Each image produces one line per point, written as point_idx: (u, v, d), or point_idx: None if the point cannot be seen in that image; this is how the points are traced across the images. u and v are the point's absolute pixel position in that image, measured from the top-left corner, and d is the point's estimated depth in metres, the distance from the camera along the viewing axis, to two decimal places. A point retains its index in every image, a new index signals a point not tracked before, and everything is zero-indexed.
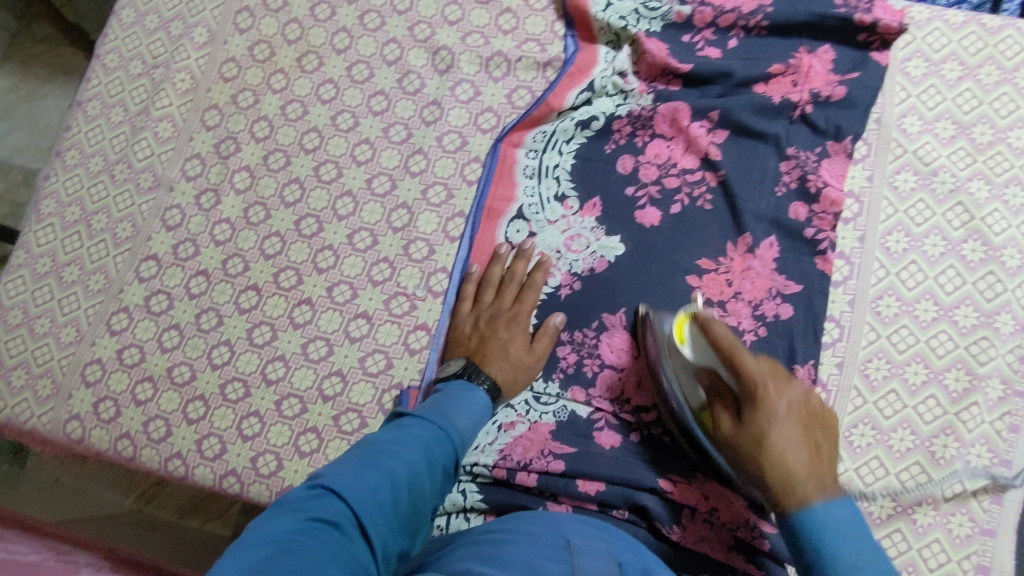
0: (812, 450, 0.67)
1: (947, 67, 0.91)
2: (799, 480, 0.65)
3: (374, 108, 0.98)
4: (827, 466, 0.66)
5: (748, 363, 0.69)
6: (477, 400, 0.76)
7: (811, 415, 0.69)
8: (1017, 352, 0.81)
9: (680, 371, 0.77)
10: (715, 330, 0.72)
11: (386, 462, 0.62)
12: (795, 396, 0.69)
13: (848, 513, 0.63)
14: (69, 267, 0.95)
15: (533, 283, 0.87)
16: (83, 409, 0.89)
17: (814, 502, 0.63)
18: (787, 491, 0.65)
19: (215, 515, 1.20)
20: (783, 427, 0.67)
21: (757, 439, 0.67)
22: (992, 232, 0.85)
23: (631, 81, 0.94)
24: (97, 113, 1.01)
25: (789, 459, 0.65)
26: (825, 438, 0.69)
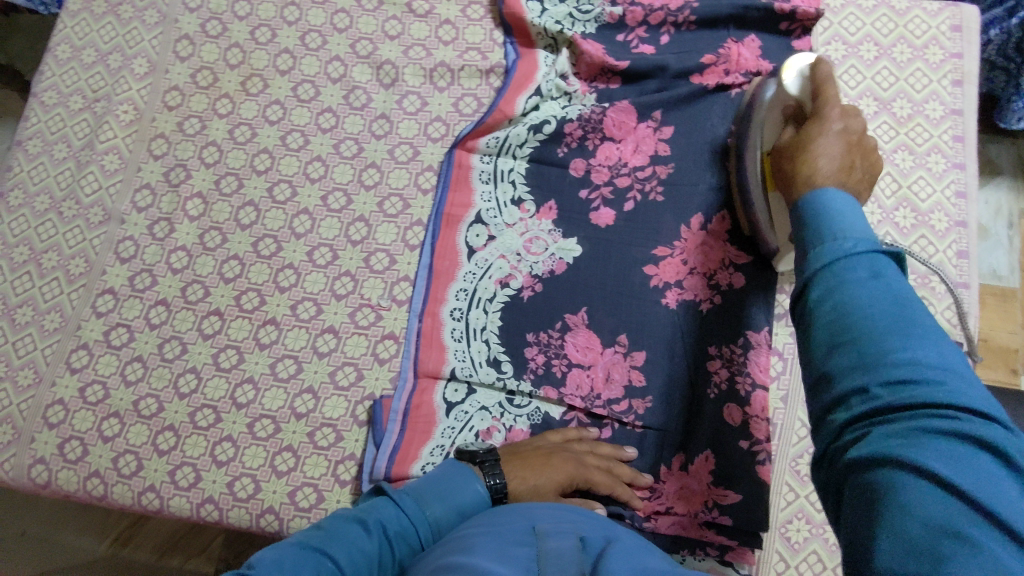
0: (847, 165, 0.62)
1: (864, 48, 0.97)
2: (821, 176, 0.61)
3: (323, 125, 0.99)
4: (855, 186, 0.61)
5: (830, 109, 0.67)
6: (466, 497, 0.68)
7: (859, 149, 0.65)
8: (953, 308, 0.86)
9: (772, 117, 0.81)
10: (821, 72, 0.71)
11: (329, 553, 0.58)
12: (834, 137, 0.65)
13: (861, 241, 0.50)
14: (22, 308, 0.93)
15: (615, 471, 0.79)
16: (47, 452, 0.87)
17: (833, 184, 0.57)
18: (801, 163, 0.64)
19: (197, 551, 1.17)
20: (821, 143, 0.64)
21: (797, 148, 0.66)
22: (919, 199, 0.91)
23: (573, 82, 0.98)
24: (39, 151, 0.99)
25: (816, 158, 0.63)
26: (864, 170, 0.64)
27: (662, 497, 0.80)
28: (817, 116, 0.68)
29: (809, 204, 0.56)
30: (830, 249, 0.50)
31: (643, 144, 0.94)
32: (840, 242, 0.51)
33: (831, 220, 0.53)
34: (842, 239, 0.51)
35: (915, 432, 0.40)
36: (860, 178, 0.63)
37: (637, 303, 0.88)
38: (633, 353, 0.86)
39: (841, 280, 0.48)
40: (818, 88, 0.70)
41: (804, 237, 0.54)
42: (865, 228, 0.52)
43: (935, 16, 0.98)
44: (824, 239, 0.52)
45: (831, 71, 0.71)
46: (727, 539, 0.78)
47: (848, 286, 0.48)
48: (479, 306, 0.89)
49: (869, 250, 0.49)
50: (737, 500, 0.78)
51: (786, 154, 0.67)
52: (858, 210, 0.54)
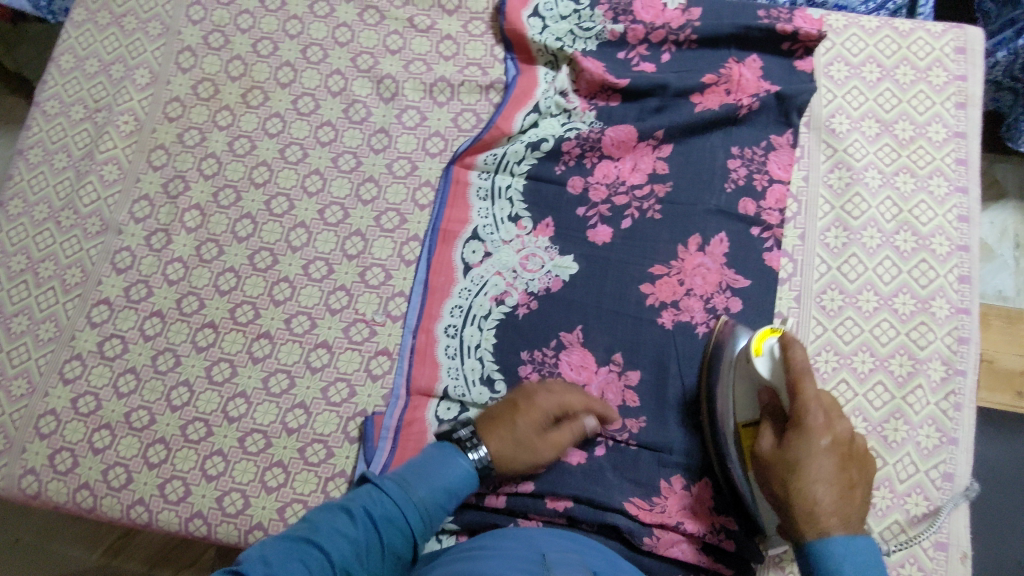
0: (845, 491, 0.65)
1: (867, 70, 0.96)
2: (823, 510, 0.64)
3: (322, 139, 0.99)
4: (857, 509, 0.65)
5: (809, 391, 0.67)
6: (448, 475, 0.71)
7: (852, 455, 0.67)
8: (955, 335, 0.85)
9: (739, 380, 0.75)
10: (794, 352, 0.70)
11: (317, 546, 0.63)
12: (825, 458, 0.65)
13: (854, 549, 0.62)
14: (18, 317, 0.93)
15: (587, 396, 0.81)
16: (38, 462, 0.87)
17: (834, 535, 0.63)
18: (809, 521, 0.64)
19: (188, 562, 1.16)
20: (818, 475, 0.65)
21: (794, 464, 0.66)
22: (920, 223, 0.89)
23: (573, 99, 0.98)
24: (39, 160, 1.00)
25: (814, 490, 0.64)
26: (861, 483, 0.67)
27: (662, 510, 0.78)
28: (802, 419, 0.67)
29: (817, 556, 0.63)
30: None
31: (642, 162, 0.94)
32: None
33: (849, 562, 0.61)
34: None
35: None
36: (862, 497, 0.66)
37: (633, 323, 0.87)
38: (628, 373, 0.85)
39: None
40: (794, 380, 0.68)
41: (812, 572, 0.64)
42: (875, 570, 0.61)
43: (939, 38, 0.97)
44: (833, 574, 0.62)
45: (805, 354, 0.70)
46: (723, 566, 0.76)
47: None
48: (474, 323, 0.89)
49: None
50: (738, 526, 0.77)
51: (778, 476, 0.67)
52: (868, 545, 0.63)
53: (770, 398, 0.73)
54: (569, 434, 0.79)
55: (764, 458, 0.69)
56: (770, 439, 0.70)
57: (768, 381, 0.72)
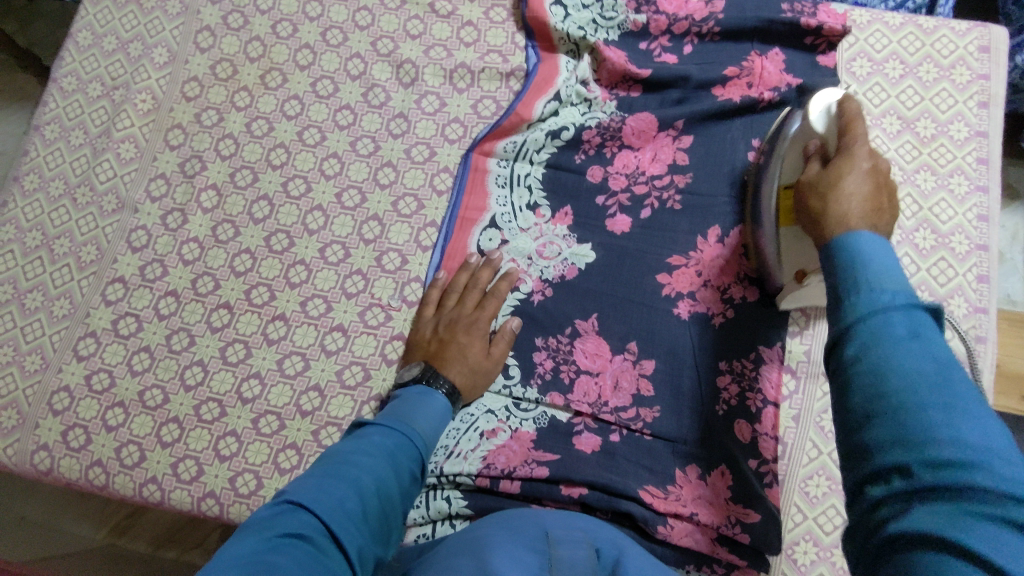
0: (876, 205, 0.60)
1: (889, 66, 0.96)
2: (853, 217, 0.58)
3: (340, 122, 0.99)
4: (886, 228, 0.59)
5: (857, 136, 0.65)
6: (437, 403, 0.77)
7: (888, 194, 0.61)
8: (972, 333, 0.85)
9: (789, 151, 0.77)
10: (846, 104, 0.69)
11: (351, 471, 0.62)
12: (862, 175, 0.61)
13: (898, 298, 0.48)
14: (32, 293, 0.93)
15: (497, 291, 0.87)
16: (50, 438, 0.87)
17: (862, 230, 0.56)
18: (823, 195, 0.62)
19: (194, 544, 1.17)
20: (848, 185, 0.61)
21: (827, 176, 0.63)
22: (940, 221, 0.90)
23: (593, 88, 0.97)
24: (55, 136, 0.99)
25: (846, 200, 0.59)
26: (892, 211, 0.61)
27: (679, 497, 0.78)
28: (847, 142, 0.65)
29: (838, 249, 0.55)
30: (866, 305, 0.49)
31: (661, 152, 0.93)
32: (878, 295, 0.49)
33: (863, 270, 0.51)
34: (878, 290, 0.49)
35: (966, 515, 0.38)
36: (890, 219, 0.60)
37: (648, 313, 0.87)
38: (642, 362, 0.85)
39: (881, 339, 0.47)
40: (846, 123, 0.67)
41: (833, 286, 0.53)
42: (896, 276, 0.50)
43: (964, 36, 0.96)
44: (857, 292, 0.50)
45: (859, 107, 0.68)
46: (737, 556, 0.76)
47: (883, 333, 0.47)
48: None
49: (911, 306, 0.48)
50: (756, 519, 0.76)
51: (812, 192, 0.64)
52: (894, 257, 0.52)
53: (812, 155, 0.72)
54: (502, 340, 0.85)
55: (803, 182, 0.66)
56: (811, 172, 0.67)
57: (807, 138, 0.74)
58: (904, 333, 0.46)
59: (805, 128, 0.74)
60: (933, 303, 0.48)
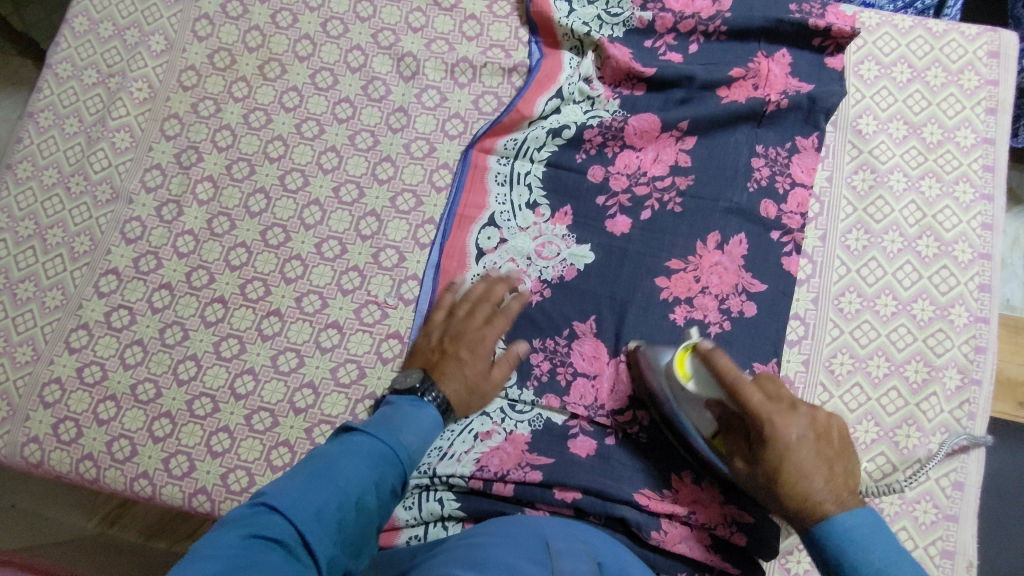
0: (830, 475, 0.65)
1: (897, 70, 0.95)
2: (821, 499, 0.63)
3: (339, 116, 0.97)
4: (847, 483, 0.65)
5: (752, 399, 0.66)
6: (433, 418, 0.70)
7: (827, 436, 0.67)
8: (971, 343, 0.85)
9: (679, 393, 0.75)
10: (716, 360, 0.68)
11: (332, 482, 0.58)
12: (805, 422, 0.67)
13: (892, 573, 0.58)
14: (24, 283, 0.92)
15: (508, 309, 0.82)
16: (41, 431, 0.86)
17: (833, 515, 0.62)
18: (797, 496, 0.64)
19: (184, 534, 1.17)
20: (801, 453, 0.65)
21: (774, 461, 0.66)
22: (943, 229, 0.89)
23: (596, 86, 0.96)
24: (49, 124, 0.98)
25: (806, 484, 0.64)
26: (841, 450, 0.68)
27: (674, 501, 0.78)
28: (757, 414, 0.66)
29: (819, 539, 0.62)
30: None
31: (664, 153, 0.92)
32: None
33: (877, 560, 0.59)
34: (874, 572, 0.58)
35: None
36: (844, 472, 0.66)
37: (647, 317, 0.86)
38: None
39: None
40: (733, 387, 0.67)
41: (825, 559, 0.62)
42: (885, 545, 0.60)
43: (973, 41, 0.95)
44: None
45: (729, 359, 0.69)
46: (730, 565, 0.75)
47: None
48: None
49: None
50: (750, 526, 0.76)
51: (768, 493, 0.67)
52: (872, 518, 0.62)
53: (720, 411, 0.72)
54: (507, 363, 0.81)
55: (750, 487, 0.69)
56: (745, 448, 0.69)
57: (702, 394, 0.72)
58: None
59: (703, 389, 0.72)
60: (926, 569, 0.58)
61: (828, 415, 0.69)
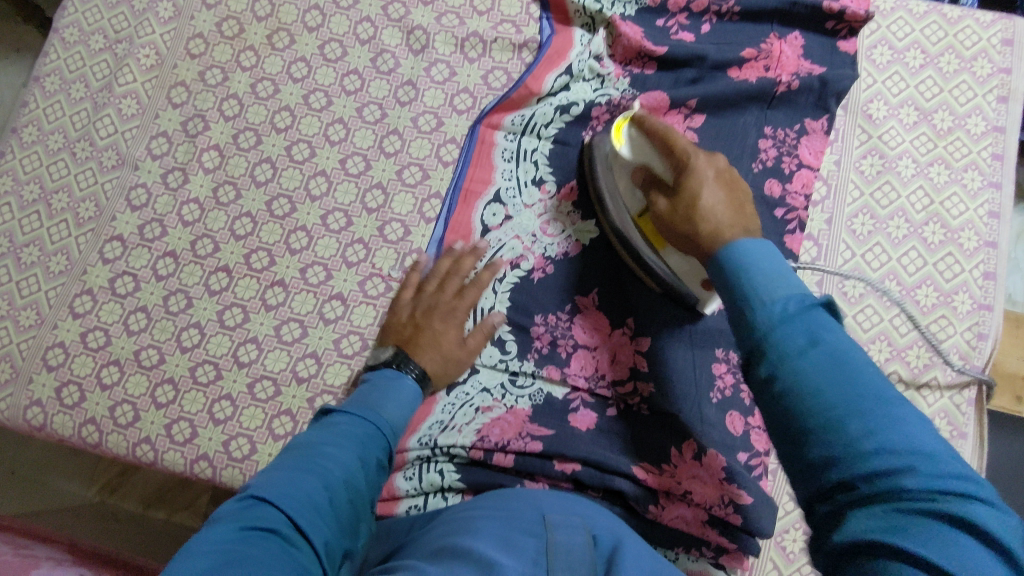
0: (736, 206, 0.65)
1: (910, 55, 0.95)
2: (725, 227, 0.62)
3: (347, 87, 0.97)
4: (752, 223, 0.64)
5: (670, 155, 0.70)
6: (406, 390, 0.75)
7: (733, 184, 0.68)
8: (974, 330, 0.85)
9: (624, 178, 0.80)
10: (644, 121, 0.73)
11: (318, 464, 0.60)
12: (711, 171, 0.68)
13: (791, 303, 0.50)
14: (28, 248, 0.92)
15: (480, 280, 0.85)
16: (44, 394, 0.86)
17: (738, 242, 0.59)
18: (705, 223, 0.64)
19: (183, 505, 1.16)
20: (709, 193, 0.66)
21: (690, 200, 0.66)
22: (950, 216, 0.89)
23: (607, 64, 0.95)
24: (55, 88, 0.97)
25: (715, 211, 0.64)
26: (746, 201, 0.68)
27: (673, 476, 0.77)
28: (676, 156, 0.69)
29: (724, 267, 0.57)
30: (768, 316, 0.50)
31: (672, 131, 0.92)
32: (773, 305, 0.51)
33: (753, 276, 0.54)
34: (772, 300, 0.51)
35: (908, 519, 0.40)
36: (748, 211, 0.66)
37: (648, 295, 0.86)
38: (639, 340, 0.84)
39: (787, 355, 0.48)
40: (664, 137, 0.71)
41: (734, 298, 0.54)
42: (785, 279, 0.53)
43: (988, 28, 0.95)
44: (753, 292, 0.53)
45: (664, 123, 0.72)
46: (727, 539, 0.76)
47: (797, 360, 0.47)
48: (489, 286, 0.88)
49: (805, 310, 0.50)
50: (747, 501, 0.75)
51: (681, 218, 0.67)
52: (777, 258, 0.55)
53: (643, 173, 0.75)
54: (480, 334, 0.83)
55: (664, 219, 0.69)
56: (661, 195, 0.71)
57: (635, 159, 0.75)
58: (803, 341, 0.48)
59: (636, 156, 0.75)
60: (824, 295, 0.50)
61: (738, 176, 0.70)
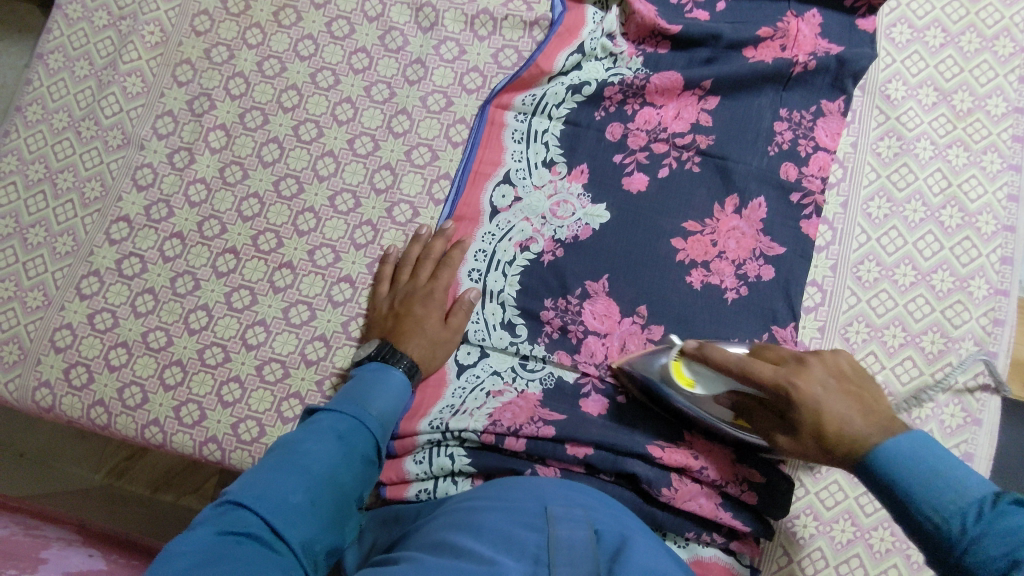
0: (864, 409, 0.63)
1: (930, 34, 0.93)
2: (867, 434, 0.60)
3: (355, 66, 0.95)
4: (887, 415, 0.62)
5: (763, 372, 0.67)
6: (392, 380, 0.73)
7: (848, 377, 0.67)
8: (990, 316, 0.84)
9: (704, 408, 0.74)
10: (712, 356, 0.71)
11: (298, 463, 0.59)
12: (823, 372, 0.66)
13: (977, 507, 0.51)
14: (34, 229, 0.91)
15: (452, 259, 0.85)
16: (53, 375, 0.86)
17: (883, 443, 0.58)
18: (846, 441, 0.61)
19: (191, 489, 1.17)
20: (831, 404, 0.64)
21: (812, 420, 0.64)
22: (968, 199, 0.87)
23: (620, 43, 0.94)
24: (59, 66, 0.96)
25: (848, 426, 0.62)
26: (862, 384, 0.67)
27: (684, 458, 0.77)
28: (774, 385, 0.66)
29: (883, 474, 0.57)
30: (961, 528, 0.51)
31: (685, 111, 0.90)
32: (961, 517, 0.51)
33: (920, 484, 0.54)
34: (959, 503, 0.52)
35: None
36: (873, 398, 0.65)
37: (659, 280, 0.85)
38: (651, 326, 0.83)
39: (998, 566, 0.48)
40: (751, 375, 0.68)
41: (907, 517, 0.55)
42: (957, 478, 0.54)
43: (1010, 6, 0.93)
44: (928, 511, 0.53)
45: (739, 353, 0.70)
46: (740, 522, 0.75)
47: (998, 565, 0.48)
48: (498, 269, 0.87)
49: (994, 510, 0.51)
50: (759, 479, 0.77)
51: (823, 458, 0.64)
52: (943, 452, 0.56)
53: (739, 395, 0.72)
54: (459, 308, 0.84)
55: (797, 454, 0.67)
56: (782, 434, 0.68)
57: (710, 394, 0.73)
58: (1003, 558, 0.48)
59: (710, 392, 0.73)
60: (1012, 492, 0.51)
61: (839, 354, 0.69)
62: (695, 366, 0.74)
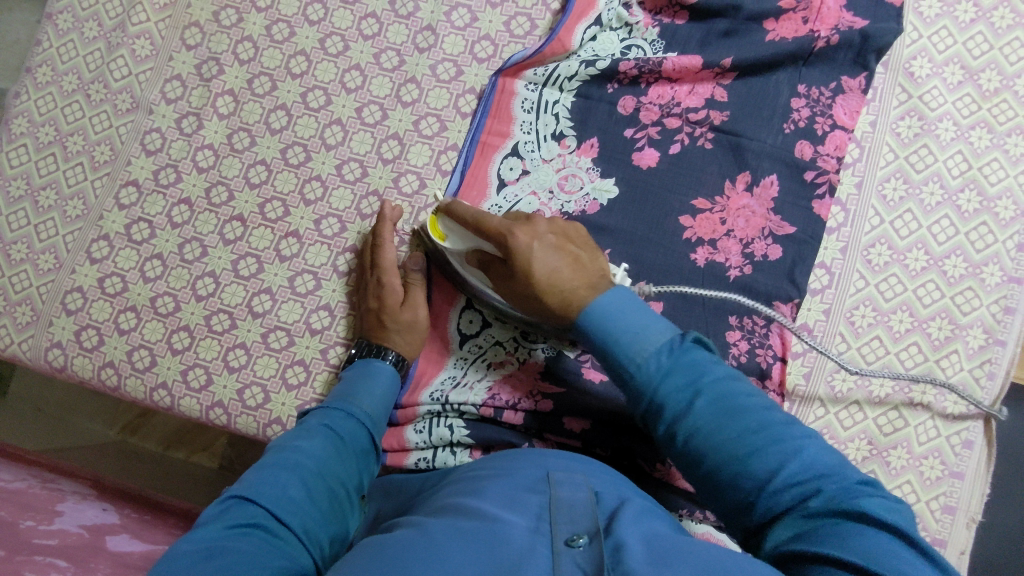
0: (571, 261, 0.71)
1: (961, 8, 0.90)
2: (575, 290, 0.68)
3: (365, 32, 0.94)
4: (594, 271, 0.70)
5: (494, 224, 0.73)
6: (381, 374, 0.76)
7: (570, 236, 0.74)
8: (1001, 303, 0.82)
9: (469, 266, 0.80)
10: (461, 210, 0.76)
11: (290, 460, 0.62)
12: (546, 236, 0.72)
13: (663, 351, 0.59)
14: (46, 191, 0.92)
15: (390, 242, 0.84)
16: (64, 337, 0.87)
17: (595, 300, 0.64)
18: (552, 288, 0.69)
19: (200, 446, 1.20)
20: (543, 256, 0.70)
21: (522, 270, 0.70)
22: (988, 183, 0.85)
23: (636, 12, 0.91)
24: (68, 27, 0.95)
25: (556, 280, 0.69)
26: (582, 248, 0.74)
27: None
28: (501, 240, 0.72)
29: (588, 324, 0.63)
30: (652, 369, 0.59)
31: (700, 86, 0.88)
32: (649, 361, 0.59)
33: (619, 333, 0.61)
34: (646, 347, 0.60)
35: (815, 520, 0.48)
36: (586, 258, 0.72)
37: (664, 256, 0.84)
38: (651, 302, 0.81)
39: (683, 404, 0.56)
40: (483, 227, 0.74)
41: (608, 364, 0.62)
42: (647, 327, 0.61)
43: None
44: (620, 354, 0.60)
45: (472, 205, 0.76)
46: None
47: (667, 395, 0.57)
48: None
49: (682, 354, 0.59)
50: None
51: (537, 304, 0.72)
52: (635, 301, 0.64)
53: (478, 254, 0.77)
54: (418, 289, 0.83)
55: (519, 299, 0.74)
56: (505, 282, 0.74)
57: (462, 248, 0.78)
58: (684, 393, 0.57)
59: (456, 244, 0.78)
60: (692, 332, 0.61)
61: (566, 222, 0.76)
62: (448, 221, 0.79)
